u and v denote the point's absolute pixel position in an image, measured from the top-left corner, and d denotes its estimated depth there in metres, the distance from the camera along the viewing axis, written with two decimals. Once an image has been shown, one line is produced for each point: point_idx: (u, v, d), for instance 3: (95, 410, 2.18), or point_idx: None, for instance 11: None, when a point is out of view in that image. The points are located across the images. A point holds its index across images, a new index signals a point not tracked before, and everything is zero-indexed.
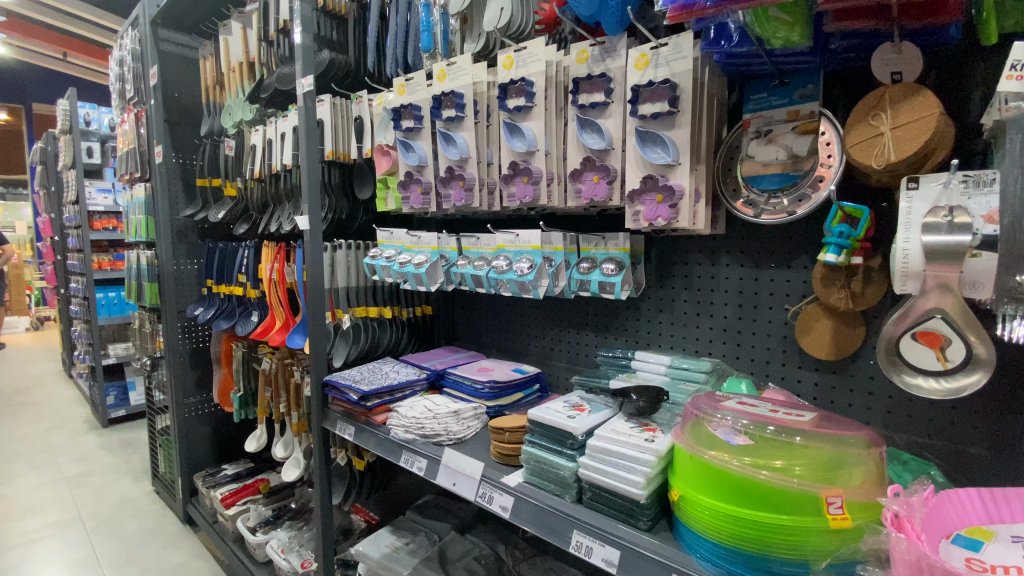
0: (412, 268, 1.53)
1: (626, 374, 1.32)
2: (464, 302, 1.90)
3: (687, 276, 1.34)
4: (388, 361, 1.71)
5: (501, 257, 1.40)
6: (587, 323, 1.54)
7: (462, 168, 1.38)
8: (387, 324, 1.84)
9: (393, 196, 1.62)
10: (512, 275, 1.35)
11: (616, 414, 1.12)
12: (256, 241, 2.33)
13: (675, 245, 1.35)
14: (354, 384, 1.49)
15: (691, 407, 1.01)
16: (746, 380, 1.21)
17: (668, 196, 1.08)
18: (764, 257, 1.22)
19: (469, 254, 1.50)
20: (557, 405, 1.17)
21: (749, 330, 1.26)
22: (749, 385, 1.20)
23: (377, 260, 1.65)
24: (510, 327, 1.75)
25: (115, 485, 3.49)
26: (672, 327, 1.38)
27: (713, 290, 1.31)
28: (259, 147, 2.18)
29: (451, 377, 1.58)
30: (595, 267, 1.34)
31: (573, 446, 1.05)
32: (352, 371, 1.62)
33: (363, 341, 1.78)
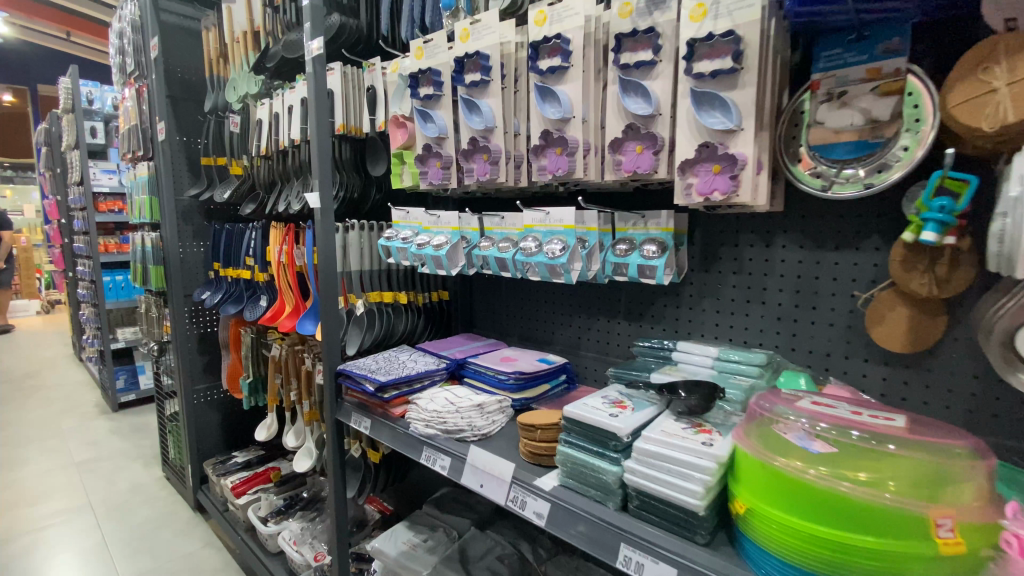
0: (431, 250, 1.41)
1: (668, 366, 1.20)
2: (484, 287, 1.79)
3: (737, 259, 1.21)
4: (404, 350, 1.61)
5: (529, 238, 1.27)
6: (620, 310, 1.42)
7: (487, 139, 1.25)
8: (402, 310, 1.74)
9: (409, 172, 1.49)
10: (541, 257, 1.22)
11: (663, 412, 1.00)
12: (263, 222, 2.22)
13: (723, 225, 1.22)
14: (369, 374, 1.39)
15: (756, 405, 0.92)
16: (804, 375, 1.09)
17: (727, 166, 0.95)
18: (828, 237, 1.09)
19: (493, 234, 1.38)
20: (596, 400, 1.04)
21: (807, 319, 1.14)
22: (808, 380, 1.08)
23: (392, 242, 1.53)
24: (533, 314, 1.64)
25: (125, 471, 3.45)
26: (716, 316, 1.26)
27: (766, 275, 1.18)
28: (265, 122, 2.06)
29: (472, 367, 1.47)
30: (634, 249, 1.21)
31: (617, 449, 0.93)
32: (366, 360, 1.51)
33: (378, 328, 1.68)
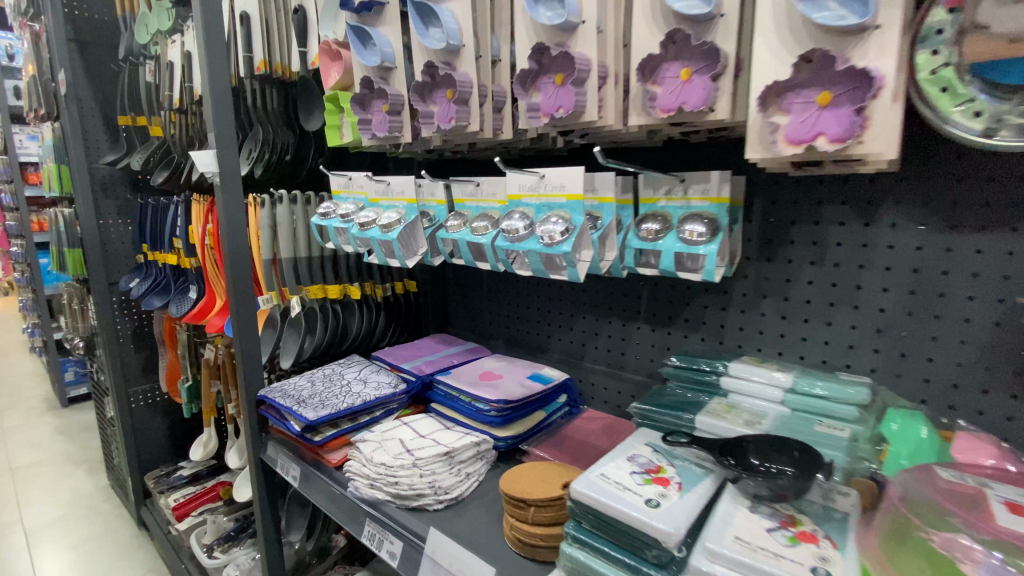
0: (377, 233, 1.00)
1: (715, 400, 0.83)
2: (459, 277, 1.40)
3: (817, 244, 0.83)
4: (351, 362, 1.22)
5: (514, 215, 0.85)
6: (641, 312, 1.05)
7: (450, 66, 0.84)
8: (355, 308, 1.35)
9: (348, 122, 1.07)
10: (532, 244, 0.80)
11: (725, 490, 0.64)
12: (188, 194, 1.80)
13: (795, 194, 0.84)
14: (296, 407, 1.01)
15: (901, 504, 0.58)
16: (921, 417, 0.74)
17: (855, 91, 0.58)
18: (967, 212, 0.71)
19: (464, 209, 0.98)
20: (621, 468, 0.67)
21: (923, 332, 0.77)
22: (929, 428, 0.73)
23: (329, 220, 1.13)
24: (522, 314, 1.26)
25: (65, 479, 3.06)
26: (779, 324, 0.89)
27: (860, 268, 0.80)
28: (178, 66, 1.61)
29: (440, 388, 1.09)
30: (669, 229, 0.83)
31: (661, 562, 0.58)
32: (299, 381, 1.13)
33: (322, 331, 1.30)
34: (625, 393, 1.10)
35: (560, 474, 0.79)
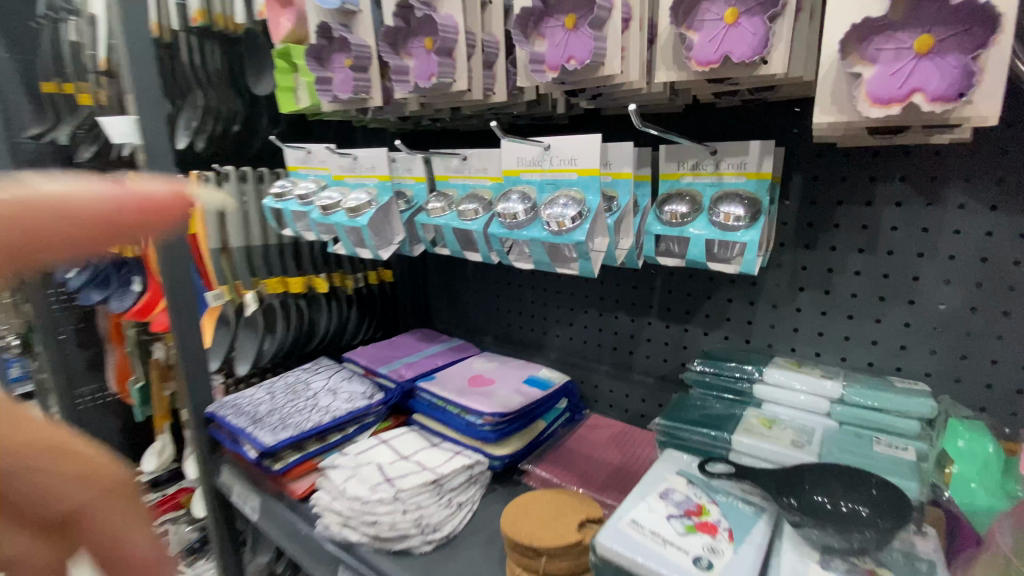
0: (342, 218, 0.83)
1: (750, 412, 0.72)
2: (442, 265, 1.24)
3: (868, 228, 0.70)
4: (318, 367, 1.06)
5: (513, 193, 0.69)
6: (652, 306, 0.92)
7: (430, 8, 0.67)
8: (322, 303, 1.19)
9: (304, 83, 0.89)
10: (535, 231, 0.65)
11: (780, 536, 0.53)
12: None
13: (844, 169, 0.70)
14: (251, 429, 0.84)
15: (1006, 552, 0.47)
16: (981, 429, 0.62)
17: (970, 30, 0.44)
18: None
19: (448, 188, 0.82)
20: (655, 511, 0.55)
21: (990, 332, 0.65)
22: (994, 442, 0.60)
23: (284, 202, 0.95)
24: (515, 307, 1.12)
25: None
26: (817, 320, 0.77)
27: (919, 257, 0.68)
28: (104, 20, 1.37)
29: (423, 396, 0.95)
30: (700, 212, 0.69)
31: None
32: (256, 395, 0.96)
33: (284, 331, 1.14)
34: (634, 396, 0.98)
35: (575, 504, 0.68)
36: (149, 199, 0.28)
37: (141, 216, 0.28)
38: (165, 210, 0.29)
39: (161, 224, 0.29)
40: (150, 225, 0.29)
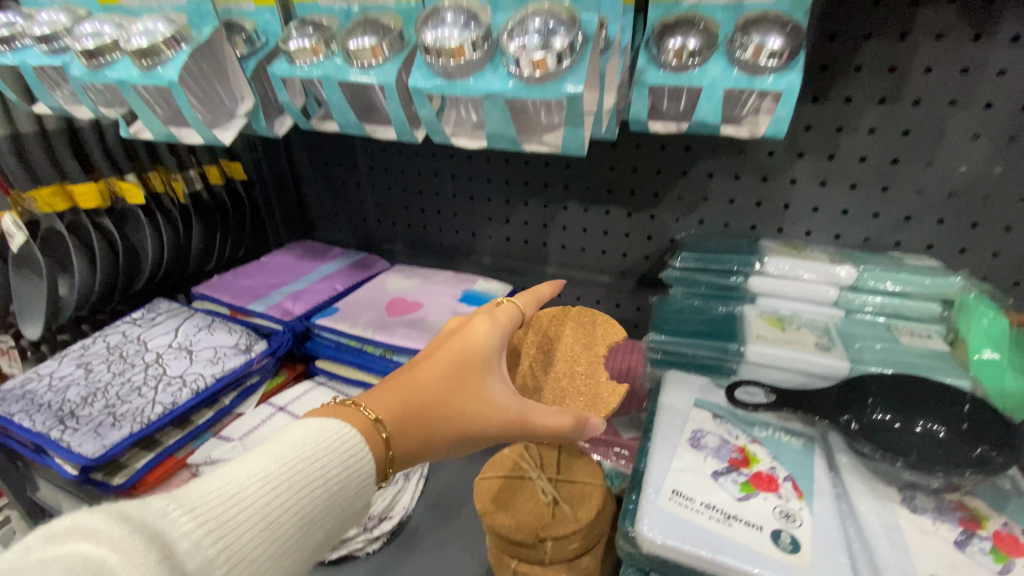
0: (130, 72, 0.47)
1: (751, 312, 0.59)
2: (317, 156, 0.90)
3: (897, 73, 0.56)
4: (156, 316, 0.73)
5: (439, 18, 0.41)
6: (611, 191, 0.72)
7: None
8: (141, 221, 0.81)
9: None
10: (493, 82, 0.41)
11: (842, 470, 0.42)
12: None
13: None
14: (57, 436, 0.53)
15: None
16: (970, 297, 0.54)
17: None
18: None
19: (319, 15, 0.48)
20: (696, 471, 0.41)
21: (1008, 193, 0.58)
22: (983, 304, 0.53)
23: (19, 55, 0.55)
24: (429, 205, 0.85)
25: None
26: (814, 192, 0.64)
27: (949, 106, 0.56)
28: None
29: (327, 337, 0.70)
30: (714, 49, 0.47)
31: None
32: (60, 375, 0.63)
33: (85, 270, 0.77)
34: (586, 298, 0.81)
35: (585, 336, 0.59)
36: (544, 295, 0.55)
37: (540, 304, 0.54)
38: (541, 292, 0.55)
39: (542, 299, 0.54)
40: (527, 308, 0.52)
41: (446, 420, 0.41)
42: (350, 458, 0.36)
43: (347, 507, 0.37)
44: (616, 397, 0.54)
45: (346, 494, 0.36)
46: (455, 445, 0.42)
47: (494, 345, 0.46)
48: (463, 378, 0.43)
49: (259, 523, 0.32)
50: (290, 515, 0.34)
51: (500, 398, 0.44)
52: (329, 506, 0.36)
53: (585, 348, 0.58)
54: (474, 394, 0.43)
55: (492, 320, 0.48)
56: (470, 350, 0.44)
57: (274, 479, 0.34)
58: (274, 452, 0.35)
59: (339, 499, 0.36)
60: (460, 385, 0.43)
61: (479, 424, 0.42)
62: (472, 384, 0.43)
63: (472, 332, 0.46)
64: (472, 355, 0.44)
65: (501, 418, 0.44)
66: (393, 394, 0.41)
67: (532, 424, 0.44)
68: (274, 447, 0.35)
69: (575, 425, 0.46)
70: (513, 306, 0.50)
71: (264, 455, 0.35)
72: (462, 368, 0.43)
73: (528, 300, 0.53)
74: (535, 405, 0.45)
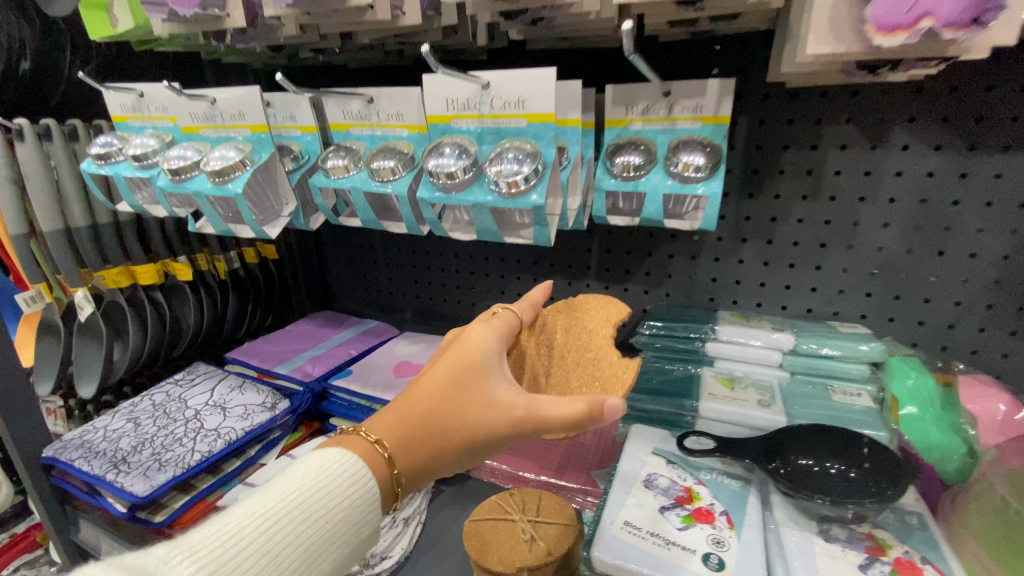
0: (204, 185, 0.60)
1: (707, 374, 0.68)
2: (340, 238, 1.04)
3: (814, 175, 0.68)
4: (195, 377, 0.84)
5: (441, 149, 0.55)
6: (590, 269, 0.84)
7: None
8: (188, 295, 0.95)
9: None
10: (480, 194, 0.54)
11: (772, 508, 0.49)
12: None
13: (791, 111, 0.66)
14: (112, 477, 0.63)
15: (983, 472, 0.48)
16: (897, 361, 0.63)
17: None
18: (985, 130, 0.60)
19: (350, 141, 0.63)
20: (646, 506, 0.49)
21: (922, 272, 0.68)
22: (908, 367, 0.62)
23: (113, 168, 0.68)
24: (435, 280, 0.98)
25: None
26: (760, 270, 0.75)
27: (860, 201, 0.68)
28: None
29: (341, 397, 0.80)
30: (654, 163, 0.60)
31: None
32: (113, 427, 0.73)
33: (138, 337, 0.89)
34: None
35: (590, 322, 0.59)
36: (536, 298, 0.61)
37: (534, 306, 0.60)
38: (535, 296, 0.61)
39: (534, 300, 0.60)
40: (520, 310, 0.57)
41: (451, 423, 0.47)
42: (343, 498, 0.44)
43: (350, 532, 0.45)
44: (631, 372, 0.52)
45: (342, 526, 0.44)
46: (466, 443, 0.47)
47: (490, 349, 0.51)
48: (463, 383, 0.49)
49: (264, 558, 0.40)
50: (292, 550, 0.41)
51: (497, 398, 0.47)
52: (326, 542, 0.43)
53: (596, 331, 0.58)
54: (476, 398, 0.48)
55: (488, 326, 0.53)
56: (468, 358, 0.50)
57: (279, 520, 0.42)
58: (278, 497, 0.43)
59: (337, 530, 0.44)
60: (461, 390, 0.48)
61: (485, 424, 0.47)
62: (473, 388, 0.48)
63: (468, 341, 0.51)
64: (470, 361, 0.50)
65: (505, 416, 0.47)
66: (395, 412, 0.49)
67: (537, 418, 0.45)
68: (280, 491, 0.43)
69: (588, 413, 0.43)
70: (507, 312, 0.56)
71: (271, 500, 0.42)
72: (462, 374, 0.49)
73: (522, 304, 0.59)
74: (538, 398, 0.46)
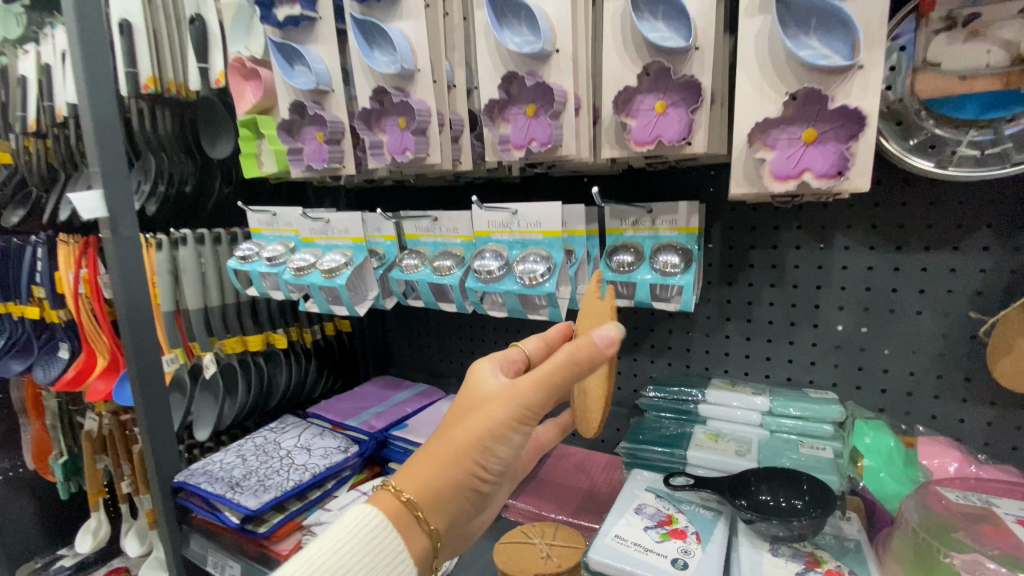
0: (317, 279, 0.85)
1: (698, 429, 0.82)
2: (402, 315, 1.28)
3: (778, 266, 0.85)
4: (286, 425, 1.05)
5: (484, 253, 0.78)
6: None
7: (403, 93, 0.74)
8: (281, 359, 1.18)
9: (271, 151, 0.92)
10: (510, 284, 0.75)
11: (737, 532, 0.62)
12: (51, 234, 1.52)
13: (753, 219, 0.85)
14: (231, 495, 0.83)
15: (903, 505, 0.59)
16: (861, 423, 0.76)
17: (837, 127, 0.56)
18: (910, 234, 0.76)
19: (419, 246, 0.87)
20: (634, 525, 0.63)
21: (878, 346, 0.81)
22: (869, 429, 0.75)
23: (251, 264, 0.94)
24: (478, 351, 1.17)
25: None
26: (744, 344, 0.91)
27: (818, 289, 0.83)
28: (34, 82, 1.39)
29: (399, 445, 0.98)
30: (641, 261, 0.80)
31: None
32: (226, 461, 0.94)
33: (245, 393, 1.13)
34: None
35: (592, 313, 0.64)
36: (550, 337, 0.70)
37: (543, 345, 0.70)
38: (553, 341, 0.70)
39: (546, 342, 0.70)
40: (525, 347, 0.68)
41: (467, 424, 0.56)
42: (362, 555, 0.52)
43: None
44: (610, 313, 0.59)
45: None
46: (485, 433, 0.55)
47: (488, 364, 0.61)
48: (469, 394, 0.58)
49: None
50: None
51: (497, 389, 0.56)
52: None
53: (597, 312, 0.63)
54: (482, 398, 0.57)
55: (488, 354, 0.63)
56: (470, 378, 0.60)
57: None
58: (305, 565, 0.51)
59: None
60: (469, 399, 0.58)
61: (493, 410, 0.55)
62: (477, 395, 0.58)
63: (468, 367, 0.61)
64: (471, 378, 0.60)
65: (506, 395, 0.55)
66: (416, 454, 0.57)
67: (529, 381, 0.54)
68: (307, 558, 0.52)
69: (574, 350, 0.53)
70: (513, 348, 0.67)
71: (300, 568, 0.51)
72: (468, 391, 0.59)
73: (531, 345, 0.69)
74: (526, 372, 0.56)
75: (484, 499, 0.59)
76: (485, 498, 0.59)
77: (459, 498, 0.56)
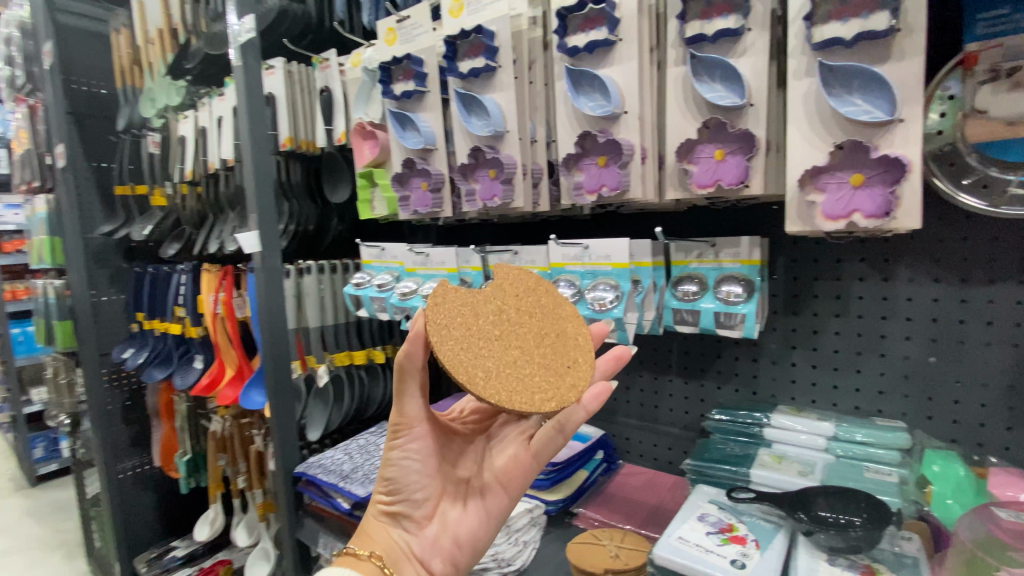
0: (419, 302, 1.01)
1: (762, 452, 0.87)
2: None
3: (841, 297, 0.89)
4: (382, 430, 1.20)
5: (561, 282, 0.90)
6: (672, 365, 1.09)
7: (495, 150, 0.89)
8: (378, 373, 1.36)
9: (383, 197, 1.11)
10: (582, 308, 0.87)
11: (798, 543, 0.67)
12: (194, 263, 1.83)
13: (815, 253, 0.90)
14: (343, 484, 0.99)
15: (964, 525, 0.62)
16: (932, 452, 0.78)
17: (882, 172, 0.62)
18: (973, 267, 0.78)
19: None
20: (697, 529, 0.70)
21: (947, 377, 0.82)
22: (939, 458, 0.76)
23: (364, 290, 1.13)
24: None
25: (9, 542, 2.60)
26: (809, 372, 0.94)
27: (883, 319, 0.86)
28: (191, 141, 1.71)
29: None
30: (706, 291, 0.88)
31: None
32: (337, 457, 1.10)
33: (350, 401, 1.30)
34: (662, 444, 1.13)
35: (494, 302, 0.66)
36: None
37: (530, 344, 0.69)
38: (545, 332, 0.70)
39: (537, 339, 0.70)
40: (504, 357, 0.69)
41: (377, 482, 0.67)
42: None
43: None
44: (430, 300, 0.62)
45: None
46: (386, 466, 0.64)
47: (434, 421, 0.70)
48: None
49: None
50: None
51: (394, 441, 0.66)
52: None
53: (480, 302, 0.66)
54: None
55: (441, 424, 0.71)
56: None
57: None
58: None
59: None
60: None
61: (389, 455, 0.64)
62: None
63: None
64: None
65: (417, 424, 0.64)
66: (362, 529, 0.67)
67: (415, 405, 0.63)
68: None
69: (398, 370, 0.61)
70: None
71: None
72: None
73: None
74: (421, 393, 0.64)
75: (410, 522, 0.65)
76: (410, 520, 0.64)
77: (375, 526, 0.65)
